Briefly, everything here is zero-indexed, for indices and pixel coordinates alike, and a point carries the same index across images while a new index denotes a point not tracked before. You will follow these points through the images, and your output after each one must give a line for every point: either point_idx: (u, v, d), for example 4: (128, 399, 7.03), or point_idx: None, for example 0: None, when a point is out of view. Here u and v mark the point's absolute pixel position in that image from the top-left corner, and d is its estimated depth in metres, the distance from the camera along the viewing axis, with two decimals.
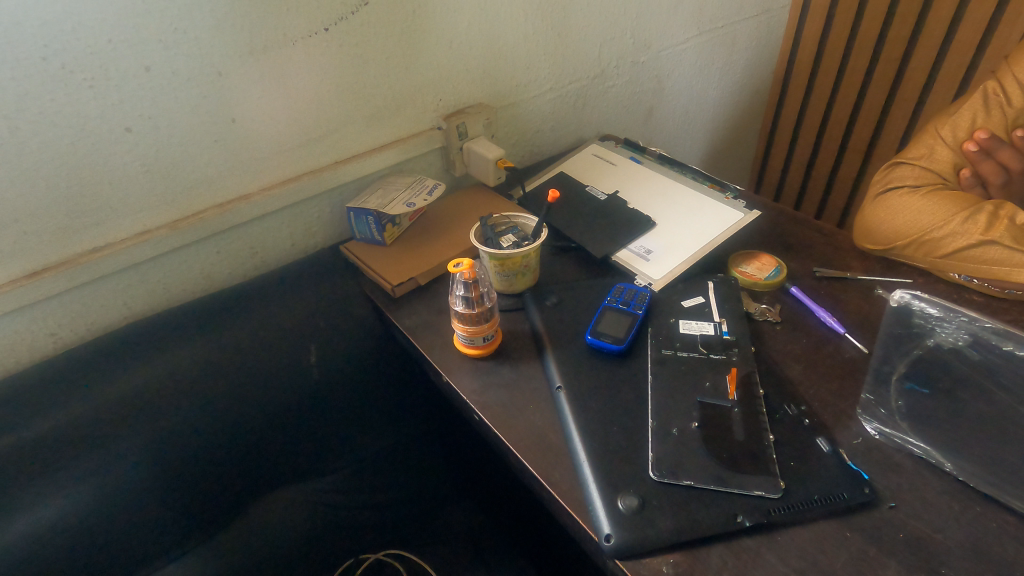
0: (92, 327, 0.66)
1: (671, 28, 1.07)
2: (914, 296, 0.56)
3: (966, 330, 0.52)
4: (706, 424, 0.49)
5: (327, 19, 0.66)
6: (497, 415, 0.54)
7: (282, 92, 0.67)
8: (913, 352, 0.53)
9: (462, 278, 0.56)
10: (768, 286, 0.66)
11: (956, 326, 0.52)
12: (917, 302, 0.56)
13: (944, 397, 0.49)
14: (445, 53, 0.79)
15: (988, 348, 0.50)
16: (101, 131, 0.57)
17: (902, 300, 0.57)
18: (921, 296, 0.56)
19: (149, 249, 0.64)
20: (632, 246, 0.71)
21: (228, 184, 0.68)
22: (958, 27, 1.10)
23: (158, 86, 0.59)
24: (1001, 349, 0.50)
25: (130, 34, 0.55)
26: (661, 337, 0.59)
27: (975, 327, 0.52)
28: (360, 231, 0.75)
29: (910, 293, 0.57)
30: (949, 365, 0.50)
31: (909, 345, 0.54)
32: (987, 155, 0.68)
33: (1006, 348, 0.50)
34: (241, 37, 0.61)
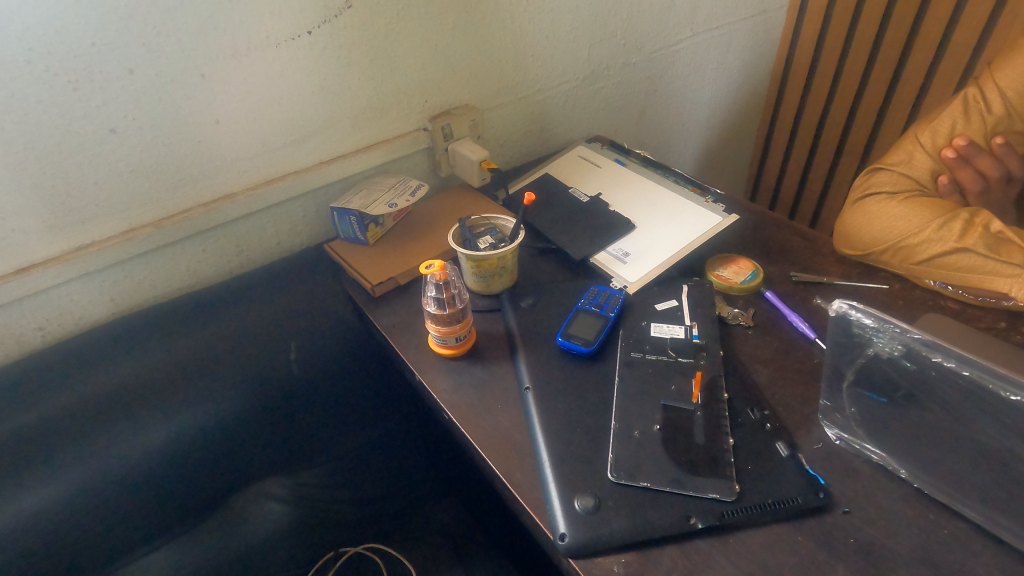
0: (80, 322, 0.67)
1: (662, 29, 1.07)
2: (850, 307, 0.51)
3: (898, 340, 0.47)
4: (667, 427, 0.50)
5: (311, 22, 0.67)
6: (466, 415, 0.55)
7: (266, 93, 0.68)
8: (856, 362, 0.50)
9: (434, 279, 0.57)
10: (742, 290, 0.66)
11: (890, 337, 0.48)
12: (855, 312, 0.51)
13: (900, 407, 0.46)
14: (430, 56, 0.80)
15: (917, 360, 0.46)
16: (86, 132, 0.59)
17: (841, 309, 0.52)
18: (858, 306, 0.51)
19: (135, 247, 0.66)
20: (610, 248, 0.72)
21: (213, 184, 0.70)
22: (955, 29, 1.09)
23: (142, 89, 0.60)
24: (931, 360, 0.45)
25: (113, 37, 0.56)
26: (631, 340, 0.59)
27: (907, 337, 0.47)
28: (343, 230, 0.77)
29: (849, 302, 0.52)
30: (887, 376, 0.47)
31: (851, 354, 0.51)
32: (966, 161, 0.69)
33: (937, 360, 0.45)
34: (223, 39, 0.62)
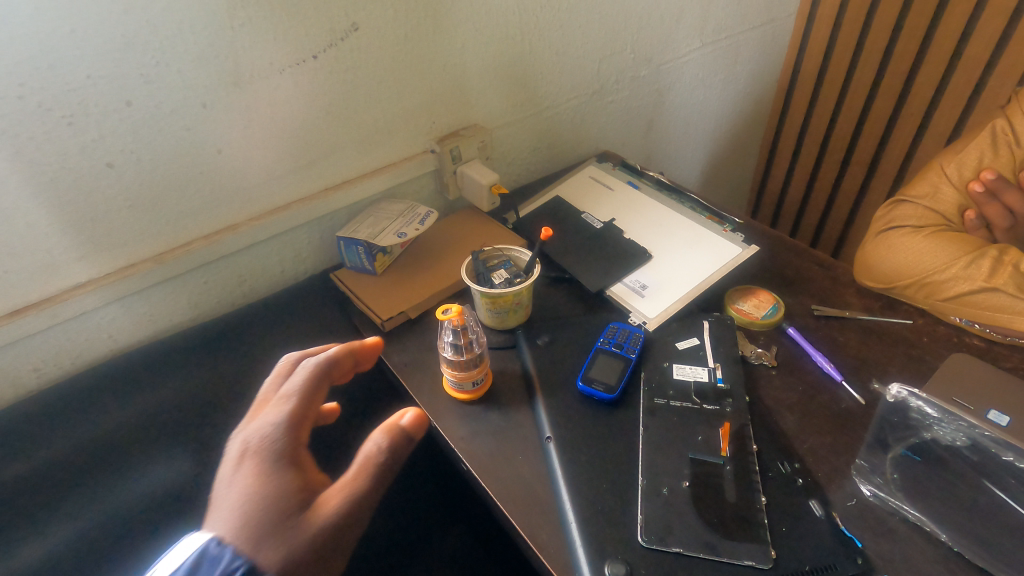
0: (77, 362, 0.65)
1: (672, 40, 1.04)
2: (910, 394, 0.52)
3: (963, 433, 0.49)
4: (697, 484, 0.48)
5: (316, 46, 0.64)
6: (485, 466, 0.53)
7: (269, 120, 0.65)
8: (907, 441, 0.51)
9: (452, 325, 0.55)
10: (764, 325, 0.64)
11: (954, 427, 0.49)
12: (915, 400, 0.52)
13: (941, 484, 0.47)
14: (438, 76, 0.77)
15: (984, 454, 0.47)
16: (81, 167, 0.56)
17: (900, 395, 0.53)
18: (918, 395, 0.52)
19: (134, 284, 0.63)
20: (627, 280, 0.69)
21: (214, 215, 0.67)
22: (968, 41, 1.07)
23: (140, 120, 0.57)
24: (1000, 458, 0.46)
25: (111, 68, 0.53)
26: (654, 384, 0.58)
27: (974, 431, 0.48)
28: (350, 259, 0.74)
29: (909, 388, 0.53)
30: (941, 462, 0.49)
31: (902, 434, 0.51)
32: (994, 196, 0.67)
33: (1007, 458, 0.46)
34: (225, 67, 0.59)
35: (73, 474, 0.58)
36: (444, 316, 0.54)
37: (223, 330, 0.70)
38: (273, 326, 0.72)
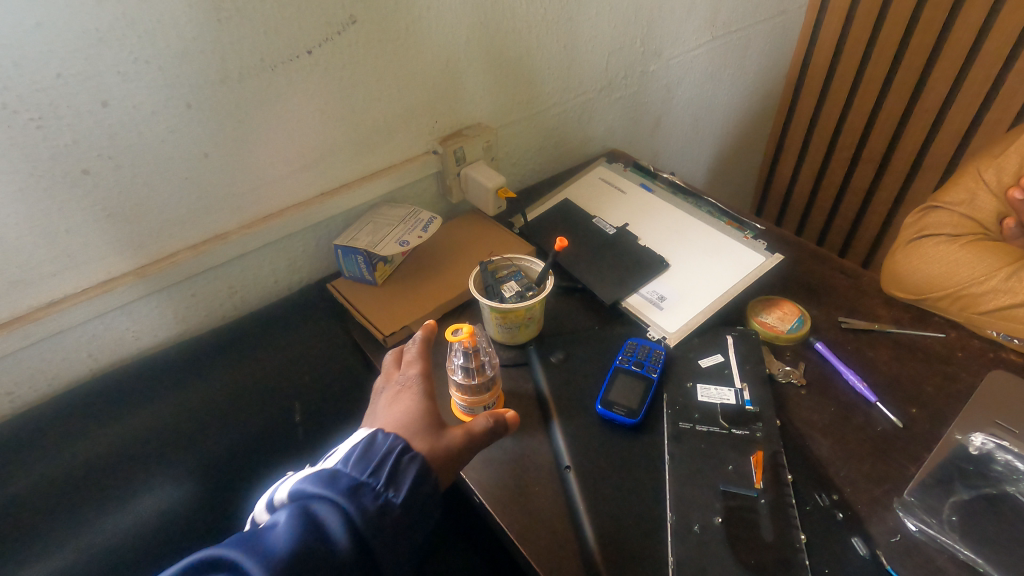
0: (55, 383, 0.60)
1: (683, 33, 0.99)
2: (997, 445, 0.50)
3: None
4: (730, 520, 0.45)
5: (310, 41, 0.59)
6: (499, 499, 0.49)
7: (260, 122, 0.60)
8: (981, 490, 0.47)
9: (464, 347, 0.51)
10: (790, 340, 0.61)
11: None
12: (1002, 452, 0.49)
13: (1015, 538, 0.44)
14: (441, 73, 0.72)
15: None
16: (54, 175, 0.51)
17: (984, 444, 0.50)
18: (1007, 447, 0.49)
19: (115, 300, 0.58)
20: (644, 291, 0.65)
21: (202, 223, 0.62)
22: (987, 36, 1.03)
23: (119, 123, 0.52)
24: None
25: (84, 67, 0.48)
26: (678, 407, 0.54)
27: None
28: (348, 269, 0.70)
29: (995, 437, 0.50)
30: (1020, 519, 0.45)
31: (975, 480, 0.48)
32: None
33: None
34: (212, 64, 0.54)
35: (52, 507, 0.53)
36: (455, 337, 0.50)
37: (215, 345, 0.66)
38: (267, 340, 0.68)
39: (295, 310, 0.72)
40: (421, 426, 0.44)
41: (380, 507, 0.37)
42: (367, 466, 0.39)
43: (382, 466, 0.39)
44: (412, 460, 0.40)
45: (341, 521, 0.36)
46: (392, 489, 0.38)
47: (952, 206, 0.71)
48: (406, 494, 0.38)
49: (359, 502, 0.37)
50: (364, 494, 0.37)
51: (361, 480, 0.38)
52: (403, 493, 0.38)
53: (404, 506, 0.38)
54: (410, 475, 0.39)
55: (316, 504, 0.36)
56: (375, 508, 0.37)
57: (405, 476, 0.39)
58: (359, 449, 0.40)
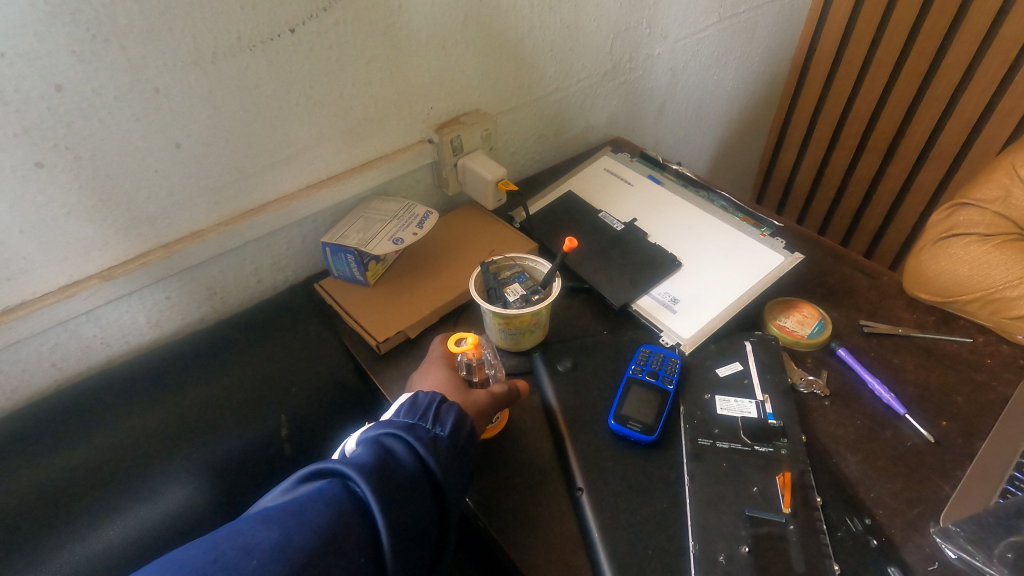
0: (14, 396, 0.55)
1: (691, 14, 0.94)
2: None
3: None
4: (758, 549, 0.41)
5: (293, 18, 0.53)
6: (505, 525, 0.45)
7: (239, 107, 0.54)
8: None
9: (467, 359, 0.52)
10: (811, 345, 0.57)
11: None
12: None
13: None
14: (437, 56, 0.66)
15: None
16: (2, 169, 0.45)
17: None
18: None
19: (78, 305, 0.53)
20: (655, 292, 0.61)
21: (176, 220, 0.57)
22: (1005, 20, 0.99)
23: (77, 110, 0.46)
24: None
25: (33, 45, 0.42)
26: (696, 422, 0.50)
27: None
28: (337, 268, 0.65)
29: None
30: None
31: None
32: None
33: None
34: (182, 43, 0.48)
35: None
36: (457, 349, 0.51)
37: (193, 351, 0.61)
38: (252, 345, 0.63)
39: (281, 311, 0.67)
40: (451, 388, 0.48)
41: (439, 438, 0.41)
42: (417, 410, 0.43)
43: (430, 409, 0.43)
44: (449, 407, 0.44)
45: (407, 448, 0.40)
46: (438, 426, 0.42)
47: (983, 203, 0.67)
48: (453, 429, 0.42)
49: (419, 434, 0.41)
50: (419, 430, 0.41)
51: (416, 420, 0.42)
52: (450, 427, 0.42)
53: (457, 438, 0.42)
54: (459, 413, 0.44)
55: (382, 437, 0.40)
56: (433, 439, 0.41)
57: (454, 413, 0.43)
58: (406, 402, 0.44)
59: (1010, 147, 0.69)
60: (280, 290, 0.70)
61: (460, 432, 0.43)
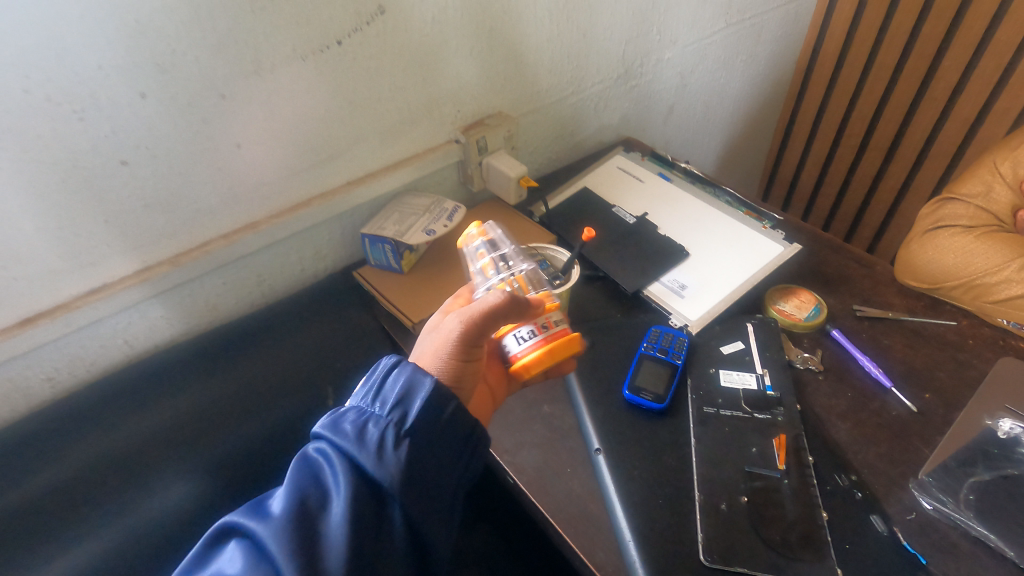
0: (91, 369, 0.62)
1: (699, 21, 0.99)
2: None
3: None
4: (756, 499, 0.47)
5: (340, 32, 0.59)
6: (533, 480, 0.51)
7: (290, 112, 0.61)
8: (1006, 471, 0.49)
9: (482, 241, 0.56)
10: (808, 327, 0.63)
11: None
12: None
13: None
14: (464, 63, 0.73)
15: None
16: (93, 166, 0.51)
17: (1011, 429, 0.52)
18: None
19: (151, 287, 0.60)
20: (665, 279, 0.67)
21: (232, 213, 0.63)
22: (999, 25, 1.03)
23: (156, 114, 0.52)
24: None
25: (123, 58, 0.48)
26: (702, 392, 0.56)
27: None
28: (375, 257, 0.72)
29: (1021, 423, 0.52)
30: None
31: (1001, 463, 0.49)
32: None
33: None
34: (245, 55, 0.54)
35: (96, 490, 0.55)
36: (467, 236, 0.56)
37: (246, 332, 0.68)
38: (298, 326, 0.70)
39: (323, 296, 0.73)
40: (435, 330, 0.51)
41: (380, 419, 0.41)
42: (354, 404, 0.43)
43: (366, 400, 0.43)
44: (396, 374, 0.44)
45: (339, 444, 0.40)
46: (377, 406, 0.42)
47: (968, 198, 0.73)
48: (389, 409, 0.42)
49: (361, 421, 0.41)
50: (349, 428, 0.41)
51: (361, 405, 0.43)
52: (385, 406, 0.42)
53: (403, 415, 0.42)
54: (404, 385, 0.43)
55: (317, 445, 0.41)
56: (374, 422, 0.41)
57: (398, 386, 0.43)
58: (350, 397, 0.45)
59: (991, 148, 0.75)
60: (321, 278, 0.76)
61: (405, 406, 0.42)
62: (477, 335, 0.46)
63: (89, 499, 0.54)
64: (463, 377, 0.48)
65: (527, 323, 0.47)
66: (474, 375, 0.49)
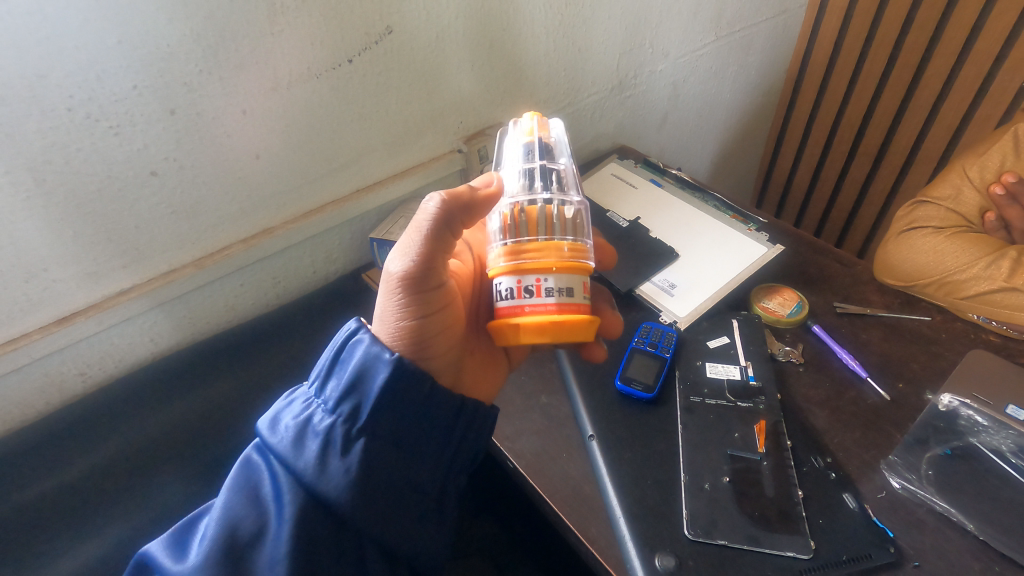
0: (120, 365, 0.66)
1: (690, 34, 1.04)
2: (961, 403, 0.51)
3: (1013, 439, 0.48)
4: (736, 480, 0.51)
5: (351, 51, 0.64)
6: (531, 464, 0.55)
7: (304, 125, 0.65)
8: (952, 444, 0.51)
9: (531, 139, 0.52)
10: (790, 323, 0.67)
11: (1005, 435, 0.48)
12: (966, 410, 0.50)
13: (982, 493, 0.48)
14: (466, 78, 0.77)
15: None
16: (127, 177, 0.56)
17: (951, 405, 0.51)
18: (970, 404, 0.50)
19: (176, 288, 0.65)
20: (656, 278, 0.71)
21: (250, 220, 0.67)
22: (979, 35, 1.08)
23: (184, 129, 0.57)
24: None
25: (155, 79, 0.53)
26: (689, 383, 0.60)
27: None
28: (382, 260, 0.78)
29: (960, 398, 0.51)
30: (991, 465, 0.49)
31: (949, 437, 0.51)
32: (1015, 200, 0.73)
33: None
34: (264, 74, 0.59)
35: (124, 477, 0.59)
36: (521, 126, 0.53)
37: (263, 331, 0.73)
38: (312, 325, 0.75)
39: (334, 297, 0.78)
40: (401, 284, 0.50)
41: (328, 412, 0.43)
42: (295, 409, 0.44)
43: (306, 405, 0.44)
44: (356, 343, 0.45)
45: (282, 452, 0.42)
46: (323, 402, 0.43)
47: (939, 201, 0.79)
48: (334, 405, 0.43)
49: (309, 413, 0.43)
50: (286, 434, 0.43)
51: (316, 391, 0.44)
52: (330, 402, 0.43)
53: (351, 406, 0.42)
54: (356, 371, 0.43)
55: (262, 459, 0.44)
56: (322, 413, 0.43)
57: (348, 374, 0.43)
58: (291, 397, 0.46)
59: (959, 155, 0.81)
60: (332, 280, 0.81)
61: (354, 396, 0.43)
62: (425, 270, 0.45)
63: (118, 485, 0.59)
64: (418, 325, 0.46)
65: (507, 279, 0.42)
66: (433, 330, 0.47)
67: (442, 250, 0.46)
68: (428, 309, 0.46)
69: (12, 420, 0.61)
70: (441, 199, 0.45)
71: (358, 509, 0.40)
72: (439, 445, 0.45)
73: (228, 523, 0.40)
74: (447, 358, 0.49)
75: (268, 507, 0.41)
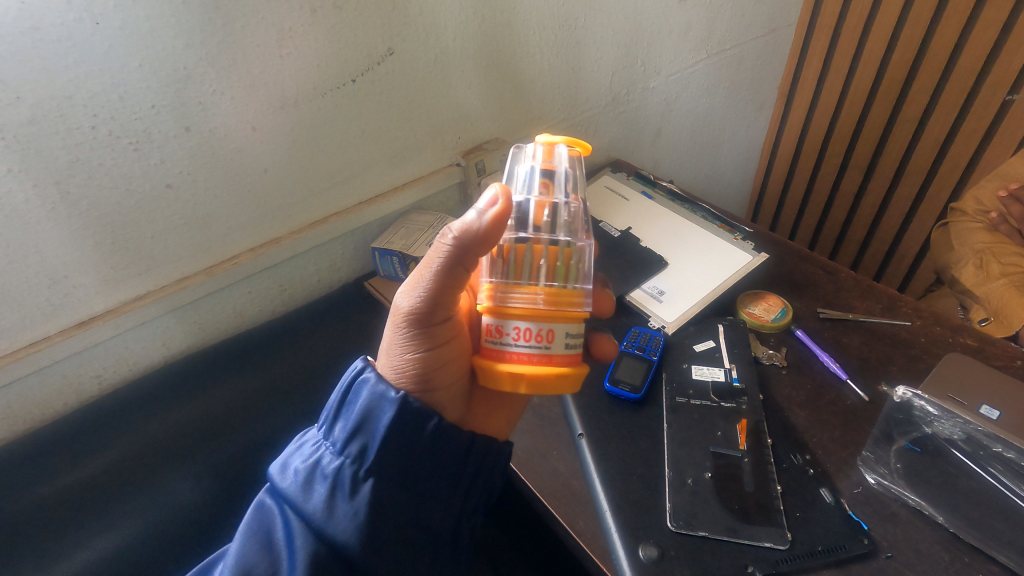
0: (133, 368, 0.69)
1: (680, 53, 1.08)
2: (914, 395, 0.52)
3: (960, 429, 0.49)
4: (718, 474, 0.54)
5: (355, 70, 0.68)
6: (523, 461, 0.58)
7: (309, 141, 0.69)
8: (912, 434, 0.53)
9: (534, 166, 0.51)
10: (775, 328, 0.69)
11: (952, 423, 0.50)
12: (918, 400, 0.52)
13: (946, 486, 0.50)
14: (464, 96, 0.81)
15: (980, 447, 0.48)
16: (145, 191, 0.60)
17: (905, 396, 0.53)
18: (922, 395, 0.51)
19: (189, 294, 0.68)
20: (645, 286, 0.74)
21: (259, 230, 0.71)
22: (962, 53, 1.12)
23: (198, 145, 0.61)
24: (993, 450, 0.48)
25: (171, 98, 0.57)
26: (675, 384, 0.63)
27: (969, 428, 0.49)
28: (385, 269, 0.81)
29: (912, 389, 0.52)
30: (947, 457, 0.51)
31: (908, 428, 0.53)
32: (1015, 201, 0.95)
33: (999, 450, 0.47)
34: (272, 92, 0.63)
35: (137, 475, 0.62)
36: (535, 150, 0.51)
37: (270, 336, 0.76)
38: (316, 329, 0.78)
39: (338, 304, 0.82)
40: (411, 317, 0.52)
41: (337, 453, 0.45)
42: (304, 454, 0.46)
43: (314, 452, 0.46)
44: (363, 382, 0.47)
45: (293, 497, 0.44)
46: (332, 444, 0.45)
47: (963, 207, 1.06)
48: (342, 446, 0.45)
49: (318, 455, 0.45)
50: (296, 479, 0.45)
51: (325, 434, 0.47)
52: (337, 444, 0.45)
53: (358, 446, 0.44)
54: (362, 412, 0.45)
55: (273, 505, 0.45)
56: (330, 455, 0.45)
57: (355, 415, 0.45)
58: (301, 442, 0.48)
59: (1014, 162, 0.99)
60: (336, 288, 0.84)
61: (362, 436, 0.44)
62: (430, 305, 0.48)
63: (129, 482, 0.61)
64: (421, 361, 0.48)
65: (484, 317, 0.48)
66: (436, 366, 0.49)
67: (449, 284, 0.48)
68: (432, 347, 0.49)
69: (31, 420, 0.64)
70: (456, 232, 0.45)
71: (367, 549, 0.42)
72: (447, 480, 0.47)
73: (243, 569, 0.43)
74: (452, 395, 0.51)
75: (278, 549, 0.43)
